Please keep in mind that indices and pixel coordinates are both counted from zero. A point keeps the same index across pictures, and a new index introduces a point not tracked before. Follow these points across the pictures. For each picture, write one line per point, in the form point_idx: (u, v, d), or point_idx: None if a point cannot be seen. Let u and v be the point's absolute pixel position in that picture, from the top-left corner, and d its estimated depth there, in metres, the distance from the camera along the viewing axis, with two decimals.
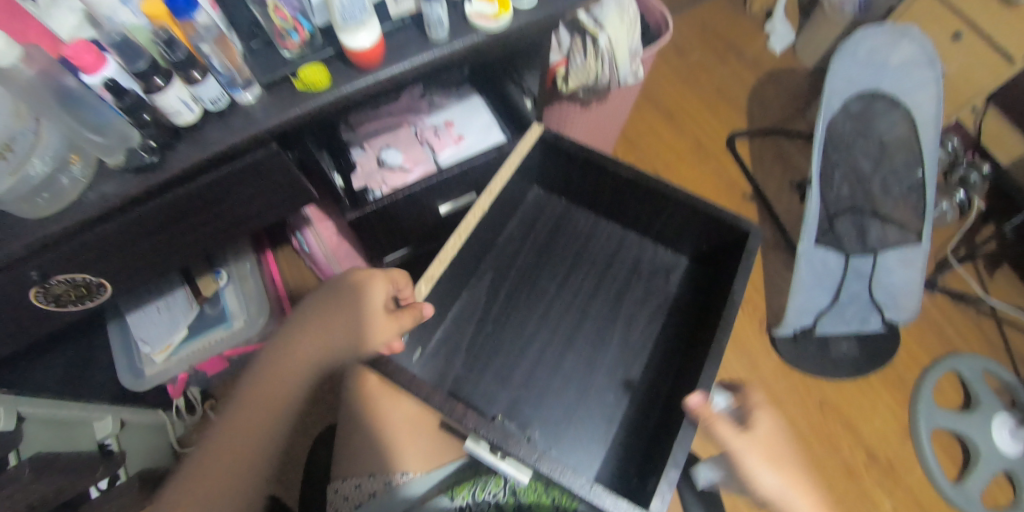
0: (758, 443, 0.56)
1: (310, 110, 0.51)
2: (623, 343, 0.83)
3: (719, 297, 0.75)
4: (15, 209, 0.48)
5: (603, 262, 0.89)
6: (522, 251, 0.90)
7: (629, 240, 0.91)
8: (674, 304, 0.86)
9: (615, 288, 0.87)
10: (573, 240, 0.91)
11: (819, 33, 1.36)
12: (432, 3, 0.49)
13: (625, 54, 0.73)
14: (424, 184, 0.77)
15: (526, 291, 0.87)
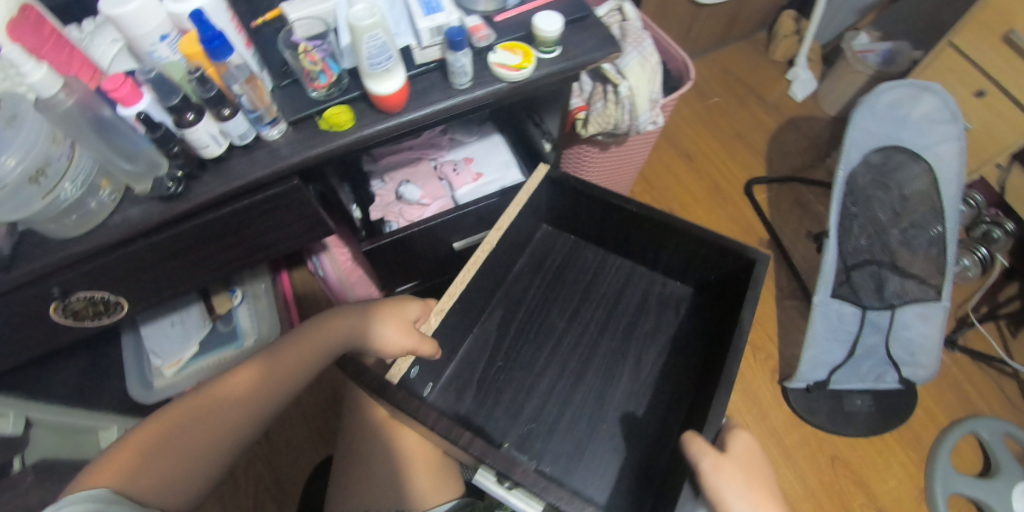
0: (735, 461, 0.52)
1: (333, 149, 0.52)
2: (632, 373, 0.81)
3: (723, 338, 0.73)
4: (45, 229, 0.51)
5: (614, 296, 0.88)
6: (531, 288, 0.88)
7: (637, 274, 0.89)
8: (679, 339, 0.83)
9: (625, 324, 0.85)
10: (583, 274, 0.89)
11: (841, 82, 1.36)
12: (457, 52, 0.50)
13: (644, 102, 0.75)
14: (441, 218, 0.77)
15: (538, 328, 0.85)
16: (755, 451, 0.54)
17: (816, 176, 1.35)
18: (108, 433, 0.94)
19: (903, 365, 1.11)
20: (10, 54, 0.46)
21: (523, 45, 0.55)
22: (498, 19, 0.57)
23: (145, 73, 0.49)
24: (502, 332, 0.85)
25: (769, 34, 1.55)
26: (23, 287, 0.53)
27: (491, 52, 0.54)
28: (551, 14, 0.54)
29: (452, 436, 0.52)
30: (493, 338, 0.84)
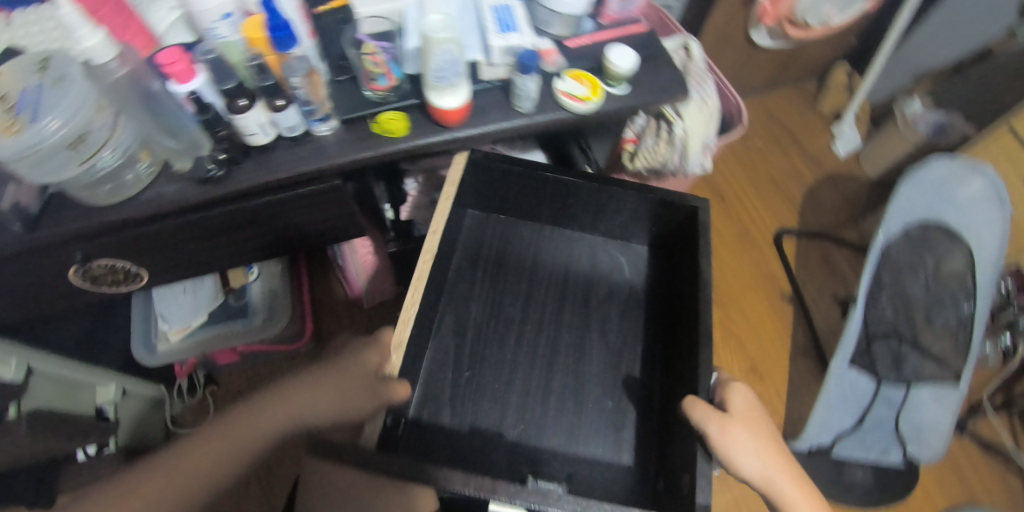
0: (738, 418, 0.54)
1: (381, 154, 0.50)
2: (601, 355, 0.73)
3: (687, 305, 0.67)
4: (77, 194, 0.50)
5: (560, 280, 0.78)
6: (473, 288, 0.76)
7: (576, 255, 0.79)
8: (637, 306, 0.77)
9: (581, 293, 0.77)
10: (523, 258, 0.79)
11: (886, 145, 1.34)
12: (525, 76, 0.49)
13: (696, 145, 0.74)
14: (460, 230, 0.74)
15: (496, 322, 0.75)
16: (753, 402, 0.57)
17: (847, 236, 1.33)
18: (105, 390, 0.95)
19: (909, 442, 1.08)
20: (66, 17, 0.45)
21: (590, 76, 0.53)
22: (569, 44, 0.56)
23: (203, 53, 0.47)
24: (456, 344, 0.72)
25: (819, 85, 1.52)
26: (49, 247, 0.54)
27: (556, 78, 0.53)
28: (627, 49, 0.54)
29: (472, 489, 0.42)
30: (450, 357, 0.71)
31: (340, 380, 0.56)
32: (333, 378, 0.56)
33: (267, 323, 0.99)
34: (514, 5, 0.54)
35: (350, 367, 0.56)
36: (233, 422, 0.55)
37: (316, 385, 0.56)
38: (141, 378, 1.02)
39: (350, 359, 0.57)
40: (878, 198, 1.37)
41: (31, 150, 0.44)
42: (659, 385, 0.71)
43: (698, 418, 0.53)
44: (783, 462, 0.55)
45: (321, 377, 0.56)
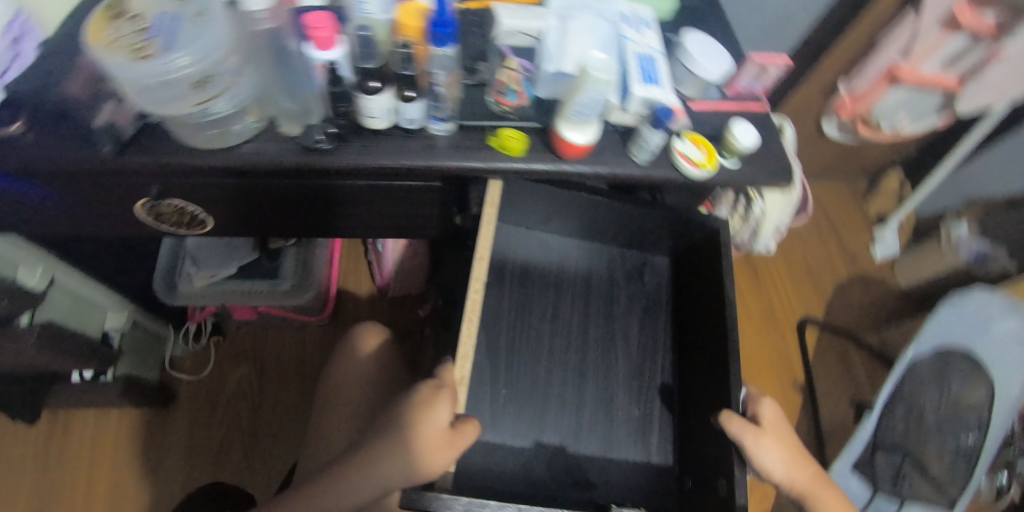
0: (770, 432, 0.55)
1: (493, 167, 0.50)
2: (625, 366, 0.74)
3: (705, 324, 0.67)
4: (182, 133, 0.49)
5: (583, 291, 0.77)
6: (502, 299, 0.74)
7: (596, 269, 0.78)
8: (655, 310, 0.77)
9: (602, 304, 0.76)
10: (546, 268, 0.76)
11: (924, 260, 1.34)
12: (654, 131, 0.50)
13: (769, 227, 0.79)
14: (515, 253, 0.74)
15: (526, 321, 0.74)
16: (781, 413, 0.57)
17: (868, 340, 1.33)
18: (116, 317, 0.94)
19: None
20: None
21: (708, 144, 0.55)
22: (692, 106, 0.59)
23: (356, 29, 0.45)
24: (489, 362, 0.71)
25: (870, 185, 1.52)
26: (129, 175, 0.53)
27: (676, 136, 0.55)
28: (752, 128, 0.56)
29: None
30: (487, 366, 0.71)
31: (410, 449, 0.48)
32: (403, 445, 0.48)
33: (293, 290, 0.98)
34: (659, 57, 0.53)
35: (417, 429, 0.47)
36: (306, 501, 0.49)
37: (387, 457, 0.49)
38: (153, 313, 1.00)
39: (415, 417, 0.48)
40: (904, 309, 1.38)
41: (152, 77, 0.42)
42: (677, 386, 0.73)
43: (735, 434, 0.53)
44: (806, 467, 0.57)
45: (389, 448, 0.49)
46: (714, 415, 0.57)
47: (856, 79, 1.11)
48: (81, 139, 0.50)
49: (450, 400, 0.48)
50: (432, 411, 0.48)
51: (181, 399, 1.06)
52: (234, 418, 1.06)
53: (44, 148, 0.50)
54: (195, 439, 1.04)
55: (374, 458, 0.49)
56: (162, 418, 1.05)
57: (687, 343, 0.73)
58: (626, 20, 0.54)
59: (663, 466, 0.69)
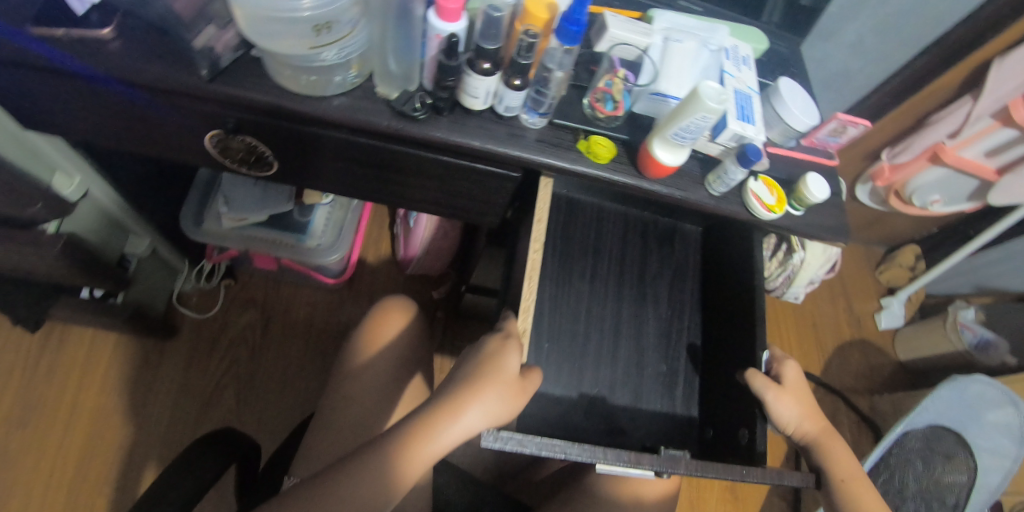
0: (790, 391, 0.59)
1: (579, 169, 0.51)
2: (655, 322, 0.74)
3: (733, 297, 0.68)
4: (280, 75, 0.49)
5: (620, 249, 0.74)
6: (547, 255, 0.71)
7: (634, 220, 0.76)
8: (684, 269, 0.77)
9: (638, 269, 0.74)
10: (586, 228, 0.74)
11: (924, 337, 1.37)
12: (739, 167, 0.51)
13: (803, 277, 0.82)
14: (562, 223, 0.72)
15: (571, 273, 0.72)
16: (805, 378, 0.60)
17: (858, 404, 1.36)
18: (137, 242, 0.92)
19: None
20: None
21: (780, 189, 0.56)
22: (770, 149, 0.60)
23: (492, 8, 0.44)
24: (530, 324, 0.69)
25: (887, 254, 1.54)
26: (209, 101, 0.52)
27: (753, 176, 0.56)
28: (823, 180, 0.57)
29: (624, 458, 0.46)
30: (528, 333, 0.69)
31: (492, 395, 0.49)
32: (484, 394, 0.49)
33: (320, 249, 0.98)
34: (754, 96, 0.54)
35: (497, 375, 0.50)
36: (386, 450, 0.46)
37: (468, 405, 0.48)
38: (174, 245, 0.99)
39: (492, 365, 0.50)
40: (896, 382, 1.41)
41: (275, 11, 0.41)
42: (702, 341, 0.74)
43: (758, 389, 0.58)
44: (819, 420, 0.60)
45: (469, 398, 0.48)
46: (738, 376, 0.63)
47: (901, 151, 1.12)
48: (175, 60, 0.50)
49: (520, 349, 0.51)
50: (506, 358, 0.50)
51: (184, 330, 1.06)
52: (234, 359, 1.05)
53: (137, 62, 0.49)
54: (193, 372, 1.03)
55: (452, 408, 0.48)
56: (163, 346, 1.04)
57: (713, 303, 0.74)
58: (729, 55, 0.56)
59: (686, 417, 0.71)
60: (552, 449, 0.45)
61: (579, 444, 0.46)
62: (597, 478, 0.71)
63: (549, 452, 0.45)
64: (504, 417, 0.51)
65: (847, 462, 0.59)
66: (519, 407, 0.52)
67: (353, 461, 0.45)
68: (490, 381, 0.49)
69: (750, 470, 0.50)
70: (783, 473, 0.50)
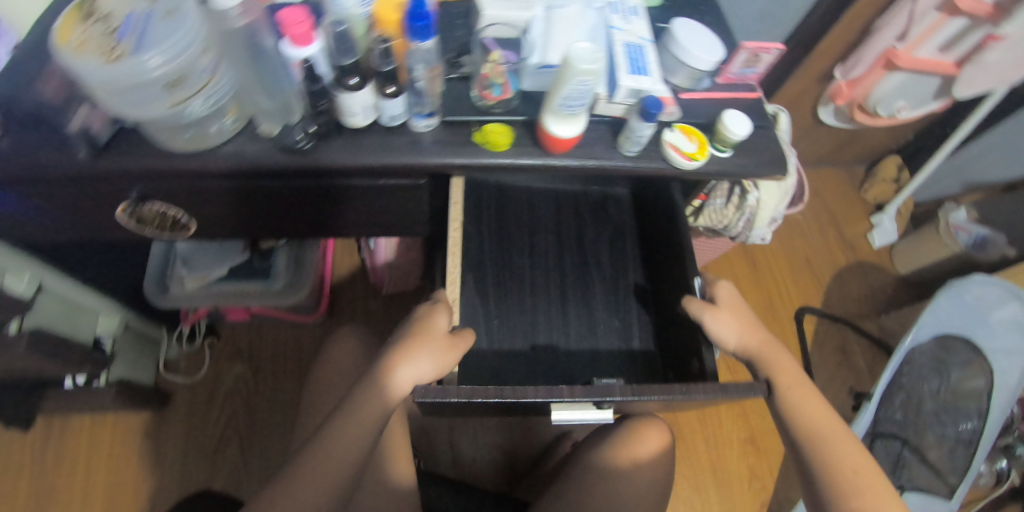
0: (726, 309, 0.59)
1: (479, 163, 0.49)
2: (602, 287, 0.76)
3: (668, 237, 0.70)
4: (159, 136, 0.47)
5: (556, 224, 0.78)
6: (483, 242, 0.75)
7: (562, 209, 0.79)
8: (622, 234, 0.79)
9: (576, 236, 0.78)
10: (522, 213, 0.78)
11: (921, 247, 1.33)
12: (644, 122, 0.48)
13: (764, 217, 0.77)
14: (496, 209, 0.77)
15: (509, 263, 0.75)
16: (737, 294, 0.60)
17: (866, 328, 1.33)
18: (108, 321, 0.93)
19: None
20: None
21: (700, 134, 0.53)
22: (684, 95, 0.57)
23: (332, 23, 0.44)
24: (479, 301, 0.72)
25: (868, 171, 1.51)
26: (104, 179, 0.51)
27: (668, 128, 0.53)
28: (744, 117, 0.54)
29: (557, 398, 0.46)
30: (477, 307, 0.72)
31: (424, 352, 0.53)
32: (416, 351, 0.53)
33: (286, 289, 0.97)
34: (648, 46, 0.52)
35: (427, 333, 0.54)
36: (343, 421, 0.50)
37: (400, 363, 0.52)
38: (147, 315, 1.00)
39: (422, 326, 0.55)
40: (901, 298, 1.38)
41: (127, 80, 0.41)
42: (649, 292, 0.76)
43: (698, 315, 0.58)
44: (759, 332, 0.58)
45: (401, 357, 0.52)
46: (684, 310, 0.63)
47: (853, 64, 1.08)
48: (54, 143, 0.49)
49: (447, 308, 0.57)
50: (434, 318, 0.56)
51: (178, 395, 1.07)
52: (232, 412, 1.06)
53: (17, 152, 0.48)
54: (192, 435, 1.04)
55: (386, 370, 0.52)
56: (161, 416, 1.05)
57: (655, 255, 0.75)
58: (614, 9, 0.53)
59: (645, 359, 0.72)
60: (484, 394, 0.46)
61: (513, 387, 0.47)
62: (593, 460, 0.71)
63: (482, 397, 0.46)
64: (439, 371, 0.54)
65: (787, 365, 0.56)
66: (455, 362, 0.56)
67: (317, 438, 0.50)
68: (419, 339, 0.53)
69: (692, 387, 0.47)
70: (727, 384, 0.47)
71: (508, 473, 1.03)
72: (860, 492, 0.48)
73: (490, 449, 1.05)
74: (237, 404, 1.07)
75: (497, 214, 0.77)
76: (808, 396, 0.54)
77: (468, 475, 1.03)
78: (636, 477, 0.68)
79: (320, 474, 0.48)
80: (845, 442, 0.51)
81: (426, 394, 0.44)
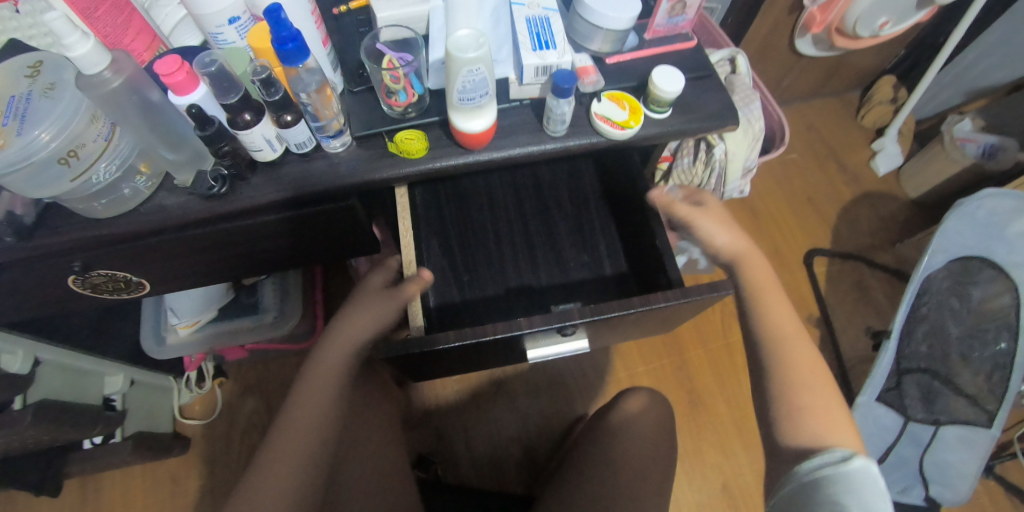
0: (710, 212, 0.64)
1: (398, 175, 0.49)
2: (567, 229, 0.79)
3: (627, 185, 0.73)
4: (75, 207, 0.47)
5: (511, 184, 0.82)
6: (443, 211, 0.80)
7: (520, 173, 0.83)
8: (581, 180, 0.83)
9: (533, 190, 0.82)
10: (478, 193, 0.82)
11: (930, 166, 1.26)
12: (560, 99, 0.45)
13: (737, 169, 0.70)
14: (453, 186, 0.82)
15: (469, 220, 0.80)
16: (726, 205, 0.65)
17: (882, 260, 1.27)
18: (114, 379, 0.94)
19: (932, 483, 1.01)
20: (53, 22, 0.38)
21: (632, 99, 0.50)
22: (609, 61, 0.53)
23: (204, 65, 0.44)
24: (448, 261, 0.77)
25: (863, 96, 1.44)
26: (43, 256, 0.49)
27: (595, 99, 0.50)
28: (674, 70, 0.49)
29: (517, 330, 0.54)
30: (445, 264, 0.77)
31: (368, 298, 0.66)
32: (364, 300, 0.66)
33: (276, 321, 0.97)
34: (553, 15, 0.49)
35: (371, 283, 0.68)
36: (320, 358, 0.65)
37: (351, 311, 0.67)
38: (151, 368, 1.02)
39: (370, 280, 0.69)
40: (916, 223, 1.30)
41: (20, 163, 0.40)
42: (613, 223, 0.80)
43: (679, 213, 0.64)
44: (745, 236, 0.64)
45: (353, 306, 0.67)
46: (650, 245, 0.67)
47: None
48: None
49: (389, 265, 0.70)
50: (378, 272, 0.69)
51: (197, 439, 1.09)
52: (251, 447, 1.08)
53: None
54: (218, 469, 1.07)
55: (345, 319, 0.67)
56: (186, 462, 1.07)
57: (614, 190, 0.79)
58: None
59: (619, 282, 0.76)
60: (466, 335, 0.54)
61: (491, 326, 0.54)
62: (595, 445, 0.70)
63: (464, 339, 0.54)
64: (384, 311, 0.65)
65: (763, 274, 0.63)
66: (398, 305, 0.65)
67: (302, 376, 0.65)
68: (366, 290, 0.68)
69: (651, 298, 0.56)
70: (686, 290, 0.56)
71: (529, 464, 1.02)
72: (804, 388, 0.55)
73: (508, 444, 1.03)
74: (249, 425, 1.10)
75: (452, 185, 0.82)
76: (778, 305, 0.61)
77: (490, 475, 1.01)
78: (639, 445, 0.69)
79: (303, 402, 0.62)
80: (802, 344, 0.57)
81: (416, 343, 0.53)
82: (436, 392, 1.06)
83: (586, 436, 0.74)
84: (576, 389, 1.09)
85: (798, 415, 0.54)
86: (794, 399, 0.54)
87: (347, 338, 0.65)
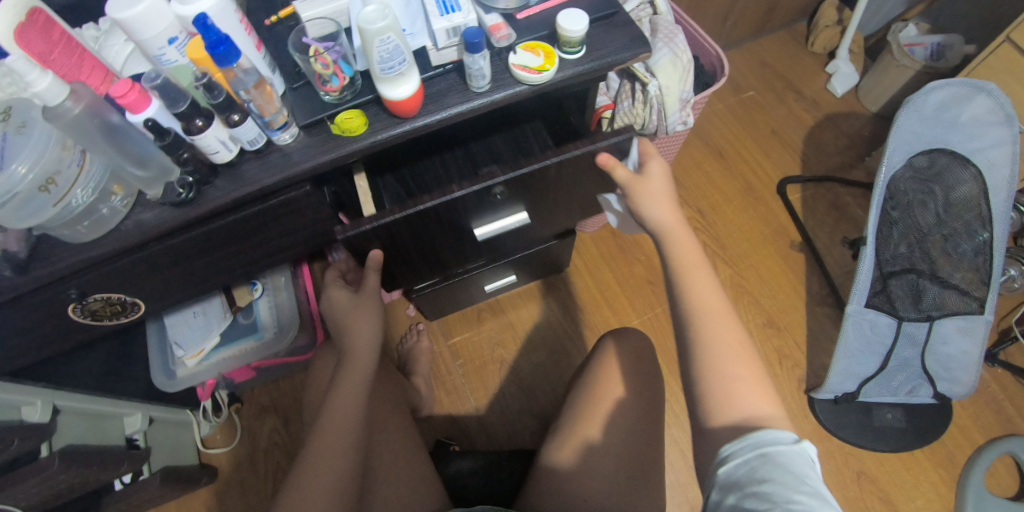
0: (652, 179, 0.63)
1: (346, 154, 0.52)
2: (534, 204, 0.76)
3: None
4: (56, 233, 0.50)
5: (470, 169, 0.81)
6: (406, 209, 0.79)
7: (476, 154, 0.81)
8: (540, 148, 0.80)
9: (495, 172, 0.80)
10: (436, 178, 0.81)
11: (884, 77, 1.28)
12: (474, 55, 0.49)
13: (674, 102, 0.74)
14: (411, 179, 0.81)
15: (420, 162, 0.83)
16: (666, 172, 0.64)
17: (854, 177, 1.29)
18: (132, 419, 0.96)
19: (939, 379, 1.05)
20: (15, 64, 0.43)
21: (545, 46, 0.53)
22: (520, 16, 0.55)
23: (149, 80, 0.47)
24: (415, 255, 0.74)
25: (809, 24, 1.47)
26: (40, 288, 0.53)
27: (511, 52, 0.53)
28: (576, 12, 0.52)
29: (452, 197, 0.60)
30: None
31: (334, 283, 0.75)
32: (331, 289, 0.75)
33: (279, 335, 1.01)
34: None
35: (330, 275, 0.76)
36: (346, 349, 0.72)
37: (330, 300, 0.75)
38: (166, 405, 1.04)
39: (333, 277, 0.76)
40: (882, 135, 1.32)
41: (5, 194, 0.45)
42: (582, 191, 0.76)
43: (620, 180, 0.63)
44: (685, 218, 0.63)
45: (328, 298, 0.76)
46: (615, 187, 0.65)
47: None
48: None
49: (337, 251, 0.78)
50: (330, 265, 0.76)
51: (224, 467, 1.13)
52: (275, 464, 1.12)
53: None
54: (246, 492, 1.10)
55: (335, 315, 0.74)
56: (217, 490, 1.11)
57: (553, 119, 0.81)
58: None
59: None
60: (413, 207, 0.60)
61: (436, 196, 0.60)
62: (586, 390, 0.74)
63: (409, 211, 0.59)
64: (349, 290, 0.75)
65: (692, 252, 0.61)
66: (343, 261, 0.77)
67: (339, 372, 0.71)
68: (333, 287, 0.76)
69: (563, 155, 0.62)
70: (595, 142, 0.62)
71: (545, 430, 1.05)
72: (730, 363, 0.54)
73: (521, 417, 1.06)
74: (263, 447, 1.14)
75: (412, 180, 0.81)
76: (706, 283, 0.59)
77: (505, 442, 1.04)
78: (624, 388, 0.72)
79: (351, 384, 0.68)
80: (728, 321, 0.57)
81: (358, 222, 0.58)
82: (442, 379, 1.10)
83: (559, 420, 0.74)
84: (578, 353, 1.12)
85: (716, 375, 0.54)
86: (721, 374, 0.54)
87: (360, 334, 0.73)
